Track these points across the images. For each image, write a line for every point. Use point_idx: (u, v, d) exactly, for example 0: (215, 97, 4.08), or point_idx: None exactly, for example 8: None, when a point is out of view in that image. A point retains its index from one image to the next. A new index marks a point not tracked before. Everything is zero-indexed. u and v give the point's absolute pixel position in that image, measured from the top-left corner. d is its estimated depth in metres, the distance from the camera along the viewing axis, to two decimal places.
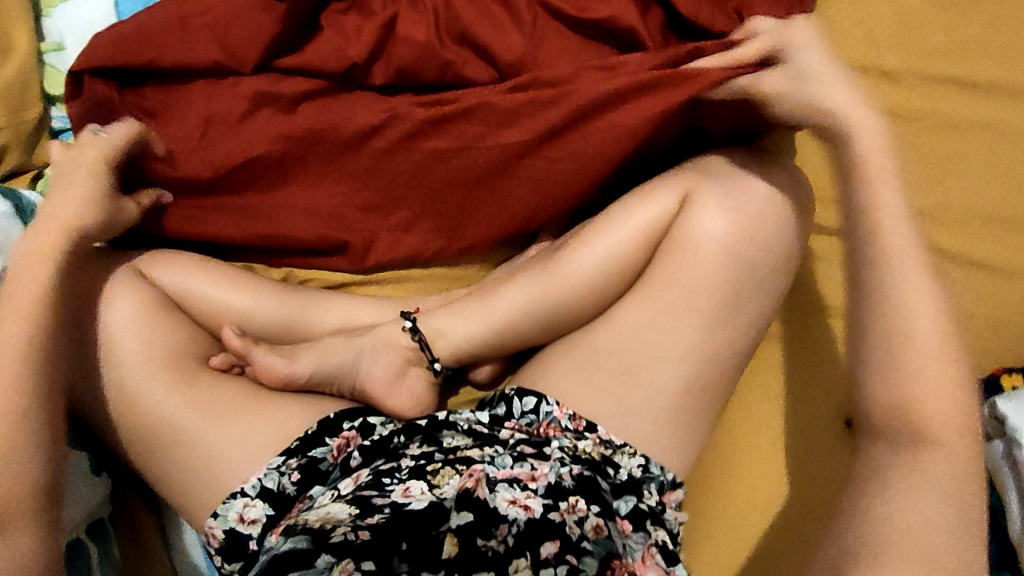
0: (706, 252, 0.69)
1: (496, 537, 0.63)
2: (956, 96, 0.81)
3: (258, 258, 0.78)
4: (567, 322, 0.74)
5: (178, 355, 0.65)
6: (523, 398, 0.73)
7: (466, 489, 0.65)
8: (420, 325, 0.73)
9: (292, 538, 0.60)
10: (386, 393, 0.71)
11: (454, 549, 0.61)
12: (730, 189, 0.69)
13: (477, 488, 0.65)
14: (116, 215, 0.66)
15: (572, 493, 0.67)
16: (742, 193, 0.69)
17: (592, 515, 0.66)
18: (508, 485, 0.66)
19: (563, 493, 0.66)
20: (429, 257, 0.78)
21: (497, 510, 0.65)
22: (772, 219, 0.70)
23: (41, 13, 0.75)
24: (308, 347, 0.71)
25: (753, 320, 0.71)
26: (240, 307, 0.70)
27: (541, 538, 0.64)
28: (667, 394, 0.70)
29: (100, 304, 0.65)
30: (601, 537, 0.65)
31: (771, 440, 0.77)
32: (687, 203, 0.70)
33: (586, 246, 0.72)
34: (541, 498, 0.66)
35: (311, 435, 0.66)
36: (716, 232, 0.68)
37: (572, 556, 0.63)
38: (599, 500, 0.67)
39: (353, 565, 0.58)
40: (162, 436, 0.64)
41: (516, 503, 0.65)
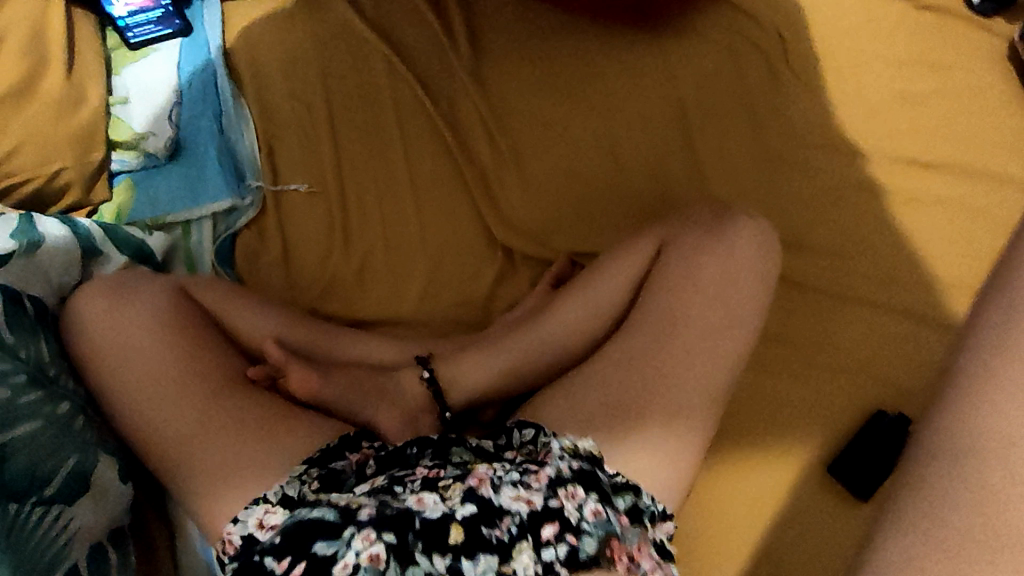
0: (684, 294, 0.74)
1: (501, 527, 0.61)
2: (931, 180, 0.87)
3: (284, 291, 0.84)
4: (560, 367, 0.79)
5: (217, 368, 0.70)
6: (523, 430, 0.71)
7: (471, 487, 0.63)
8: (436, 374, 0.77)
9: (318, 509, 0.61)
10: (400, 435, 0.73)
11: (460, 535, 0.60)
12: (699, 231, 0.77)
13: (481, 486, 0.63)
14: None
15: (573, 482, 0.65)
16: (711, 231, 0.77)
17: (592, 501, 0.64)
18: (511, 483, 0.64)
19: (563, 482, 0.64)
20: (443, 297, 0.85)
21: (499, 504, 0.62)
22: (744, 259, 0.75)
23: (112, 73, 0.86)
24: (338, 372, 0.74)
25: (735, 357, 0.74)
26: (269, 327, 0.77)
27: (541, 520, 0.62)
28: (657, 435, 0.71)
29: (144, 321, 0.70)
30: (601, 520, 0.63)
31: (774, 485, 0.77)
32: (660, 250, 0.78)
33: (576, 290, 0.79)
34: (543, 489, 0.63)
35: (331, 448, 0.68)
36: (694, 272, 0.75)
37: (572, 536, 0.62)
38: (599, 488, 0.65)
39: (375, 534, 0.59)
40: (183, 448, 0.67)
41: (520, 497, 0.63)
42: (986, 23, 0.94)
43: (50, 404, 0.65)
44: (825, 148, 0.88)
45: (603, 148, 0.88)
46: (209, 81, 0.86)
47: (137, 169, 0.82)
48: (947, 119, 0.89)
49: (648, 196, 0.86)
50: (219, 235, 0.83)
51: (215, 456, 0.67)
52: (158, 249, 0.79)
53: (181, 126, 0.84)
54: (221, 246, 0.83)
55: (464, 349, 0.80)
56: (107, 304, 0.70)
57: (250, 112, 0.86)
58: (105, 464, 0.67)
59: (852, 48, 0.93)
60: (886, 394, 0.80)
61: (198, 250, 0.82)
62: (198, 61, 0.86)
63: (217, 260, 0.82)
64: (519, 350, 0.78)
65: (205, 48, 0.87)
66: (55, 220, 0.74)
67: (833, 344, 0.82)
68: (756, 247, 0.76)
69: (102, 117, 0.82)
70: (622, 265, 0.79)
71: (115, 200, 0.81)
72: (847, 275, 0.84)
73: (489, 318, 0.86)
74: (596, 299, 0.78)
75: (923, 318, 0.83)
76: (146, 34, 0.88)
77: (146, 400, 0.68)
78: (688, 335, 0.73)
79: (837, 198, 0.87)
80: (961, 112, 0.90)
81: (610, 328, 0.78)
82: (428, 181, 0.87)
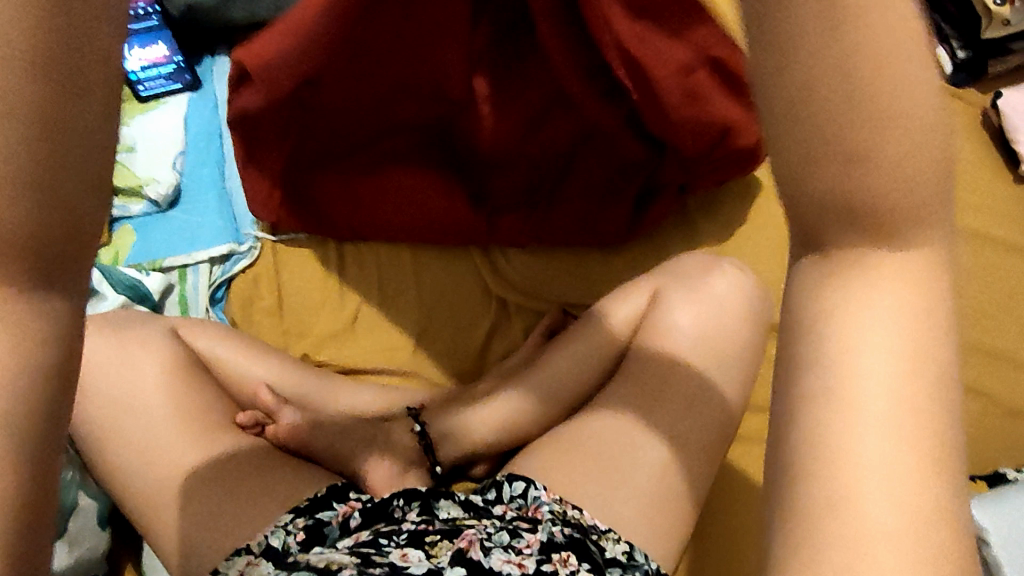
0: (674, 339, 0.75)
1: None
2: None
3: (274, 337, 0.84)
4: (555, 416, 0.78)
5: (204, 412, 0.70)
6: (512, 484, 0.70)
7: (459, 549, 0.60)
8: (429, 428, 0.76)
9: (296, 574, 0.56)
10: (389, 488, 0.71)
11: None
12: (692, 287, 0.78)
13: (470, 549, 0.61)
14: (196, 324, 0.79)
15: (565, 548, 0.63)
16: (704, 290, 0.77)
17: (584, 571, 0.61)
18: (501, 548, 0.62)
19: (555, 547, 0.63)
20: (430, 348, 0.85)
21: (489, 567, 0.60)
22: (734, 312, 0.76)
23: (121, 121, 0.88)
24: (332, 421, 0.75)
25: (728, 406, 0.73)
26: (259, 375, 0.77)
27: None
28: (652, 488, 0.68)
29: (133, 359, 0.70)
30: None
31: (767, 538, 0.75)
32: (656, 299, 0.79)
33: (568, 343, 0.79)
34: (534, 556, 0.62)
35: (319, 498, 0.66)
36: (684, 321, 0.76)
37: None
38: (591, 559, 0.63)
39: None
40: (165, 492, 0.65)
41: (511, 561, 0.61)
42: (959, 91, 0.95)
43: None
44: None
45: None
46: (214, 135, 0.90)
47: (138, 216, 0.85)
48: None
49: (634, 249, 0.89)
50: (214, 281, 0.84)
51: (192, 503, 0.64)
52: (155, 291, 0.81)
53: (184, 175, 0.88)
54: (215, 292, 0.85)
55: (453, 401, 0.79)
56: (101, 343, 0.70)
57: None
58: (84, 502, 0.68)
59: None
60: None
61: (193, 296, 0.83)
62: (204, 115, 0.90)
63: (209, 304, 0.84)
64: (514, 402, 0.77)
65: (212, 105, 0.90)
66: None
67: None
68: (745, 301, 0.77)
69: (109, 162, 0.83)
70: (617, 317, 0.79)
71: (114, 243, 0.84)
72: None
73: (481, 369, 0.85)
74: (586, 352, 0.78)
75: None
76: (156, 87, 0.89)
77: (127, 443, 0.66)
78: (683, 385, 0.72)
79: None
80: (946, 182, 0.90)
81: (602, 381, 0.78)
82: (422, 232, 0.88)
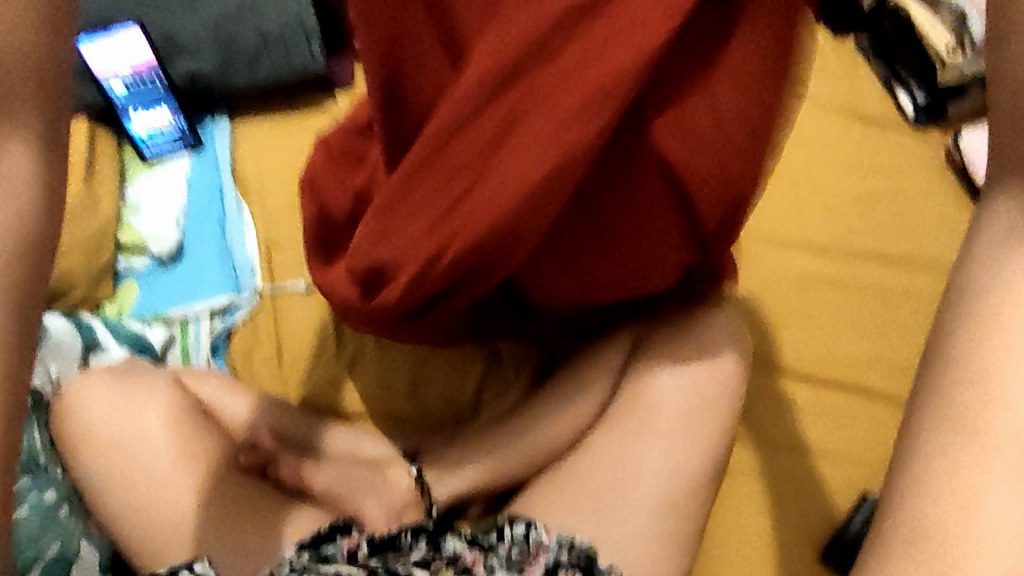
0: (654, 379, 0.77)
1: None
2: (894, 273, 0.90)
3: (274, 383, 0.86)
4: (551, 455, 0.79)
5: (209, 458, 0.72)
6: (512, 526, 0.71)
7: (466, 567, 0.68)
8: (424, 471, 0.78)
9: None
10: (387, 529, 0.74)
11: None
12: (677, 329, 0.79)
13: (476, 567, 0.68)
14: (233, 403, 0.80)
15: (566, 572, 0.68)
16: (689, 330, 0.79)
17: None
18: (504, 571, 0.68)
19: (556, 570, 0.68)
20: (423, 390, 0.87)
21: None
22: (717, 351, 0.78)
23: (126, 181, 0.93)
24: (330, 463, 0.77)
25: (711, 440, 0.76)
26: (260, 421, 0.79)
27: None
28: (642, 526, 0.72)
29: (138, 408, 0.72)
30: None
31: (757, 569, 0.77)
32: (638, 345, 0.81)
33: (560, 384, 0.81)
34: None
35: (323, 533, 0.70)
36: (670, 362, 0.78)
37: None
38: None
39: None
40: (174, 536, 0.68)
41: None
42: (925, 131, 0.99)
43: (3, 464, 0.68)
44: (784, 242, 0.92)
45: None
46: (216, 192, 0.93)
47: (141, 271, 0.89)
48: (904, 219, 0.93)
49: None
50: (215, 332, 0.87)
51: (201, 544, 0.68)
52: (157, 342, 0.84)
53: (187, 232, 0.91)
54: (216, 342, 0.86)
55: (450, 445, 0.81)
56: (108, 392, 0.73)
57: (251, 216, 0.92)
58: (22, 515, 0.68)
59: (806, 153, 0.97)
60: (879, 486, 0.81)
61: (195, 346, 0.86)
62: (206, 173, 0.94)
63: (210, 352, 0.86)
64: (505, 441, 0.79)
65: (213, 165, 0.94)
66: (62, 318, 0.79)
67: (823, 431, 0.83)
68: (731, 340, 0.79)
69: (113, 221, 0.88)
70: (607, 360, 0.81)
71: (118, 298, 0.88)
72: (828, 359, 0.86)
73: (477, 410, 0.87)
74: (578, 392, 0.80)
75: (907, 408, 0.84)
76: (160, 149, 0.94)
77: (132, 490, 0.69)
78: (668, 419, 0.75)
79: (808, 294, 0.90)
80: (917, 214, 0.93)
81: (593, 418, 0.80)
82: None
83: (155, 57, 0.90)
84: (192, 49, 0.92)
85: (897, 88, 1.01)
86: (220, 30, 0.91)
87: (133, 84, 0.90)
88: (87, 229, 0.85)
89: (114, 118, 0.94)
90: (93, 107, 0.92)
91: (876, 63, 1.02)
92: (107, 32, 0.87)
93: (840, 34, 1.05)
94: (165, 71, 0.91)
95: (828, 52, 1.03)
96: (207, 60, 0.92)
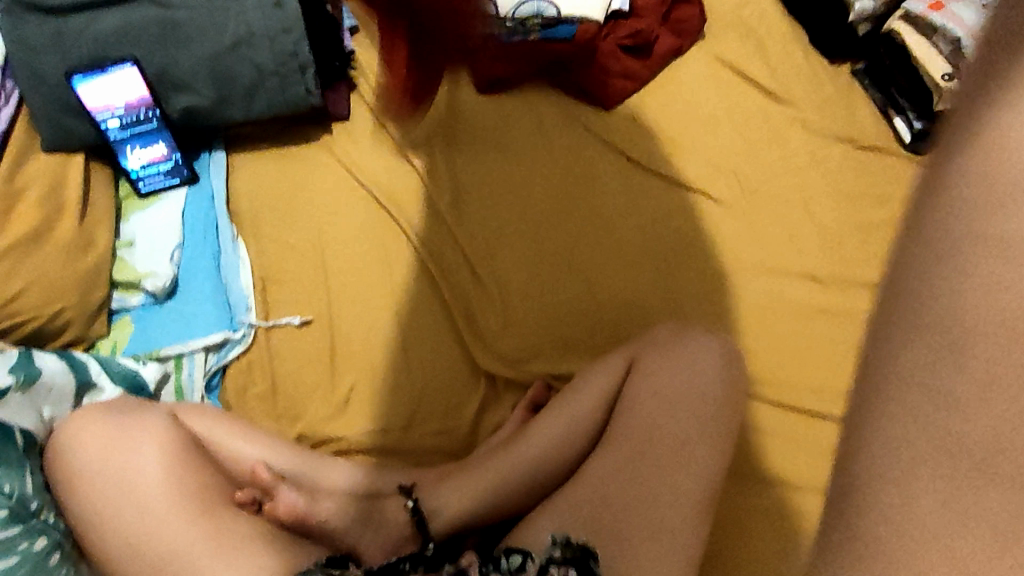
0: (643, 405, 0.78)
1: None
2: None
3: (270, 419, 0.86)
4: (546, 487, 0.79)
5: (204, 493, 0.72)
6: (510, 557, 0.69)
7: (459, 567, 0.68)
8: (420, 504, 0.77)
9: None
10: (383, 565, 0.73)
11: None
12: (667, 353, 0.80)
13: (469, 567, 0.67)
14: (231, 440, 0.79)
15: (561, 565, 0.67)
16: (679, 354, 0.80)
17: None
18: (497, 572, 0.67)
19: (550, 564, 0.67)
20: (419, 421, 0.86)
21: None
22: (710, 375, 0.78)
23: (122, 218, 0.93)
24: (326, 496, 0.76)
25: (708, 469, 0.75)
26: (256, 455, 0.79)
27: None
28: (642, 555, 0.71)
29: (131, 445, 0.72)
30: None
31: None
32: (632, 367, 0.81)
33: (554, 412, 0.80)
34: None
35: (318, 568, 0.67)
36: (656, 385, 0.78)
37: None
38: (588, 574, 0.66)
39: None
40: (171, 572, 0.68)
41: None
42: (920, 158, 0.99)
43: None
44: (779, 270, 0.92)
45: (560, 173, 0.97)
46: (210, 225, 0.93)
47: (136, 307, 0.90)
48: None
49: (617, 312, 0.90)
50: (209, 369, 0.86)
51: None
52: (151, 381, 0.84)
53: (182, 266, 0.91)
54: (210, 380, 0.87)
55: (448, 476, 0.80)
56: (102, 429, 0.73)
57: (246, 249, 0.93)
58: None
59: (799, 182, 0.97)
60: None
61: (189, 384, 0.86)
62: (201, 207, 0.94)
63: (205, 389, 0.86)
64: (501, 471, 0.78)
65: (208, 198, 0.94)
66: (53, 355, 0.79)
67: (822, 464, 0.82)
68: (725, 366, 0.79)
69: (108, 258, 0.88)
70: (599, 387, 0.81)
71: (113, 335, 0.88)
72: (825, 388, 0.86)
73: (474, 442, 0.87)
74: (570, 419, 0.80)
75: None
76: (155, 183, 0.94)
77: (126, 528, 0.69)
78: (664, 449, 0.75)
79: (803, 324, 0.90)
80: None
81: (588, 448, 0.80)
82: (412, 308, 0.90)
83: (150, 94, 0.89)
84: (188, 85, 0.91)
85: (892, 114, 1.01)
86: (217, 65, 0.91)
87: (127, 120, 0.89)
88: (81, 265, 0.85)
89: (109, 153, 0.94)
90: (88, 144, 0.91)
91: (872, 91, 1.03)
92: (100, 71, 0.87)
93: (836, 62, 1.07)
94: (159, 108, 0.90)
95: (822, 80, 1.04)
96: (204, 96, 0.92)
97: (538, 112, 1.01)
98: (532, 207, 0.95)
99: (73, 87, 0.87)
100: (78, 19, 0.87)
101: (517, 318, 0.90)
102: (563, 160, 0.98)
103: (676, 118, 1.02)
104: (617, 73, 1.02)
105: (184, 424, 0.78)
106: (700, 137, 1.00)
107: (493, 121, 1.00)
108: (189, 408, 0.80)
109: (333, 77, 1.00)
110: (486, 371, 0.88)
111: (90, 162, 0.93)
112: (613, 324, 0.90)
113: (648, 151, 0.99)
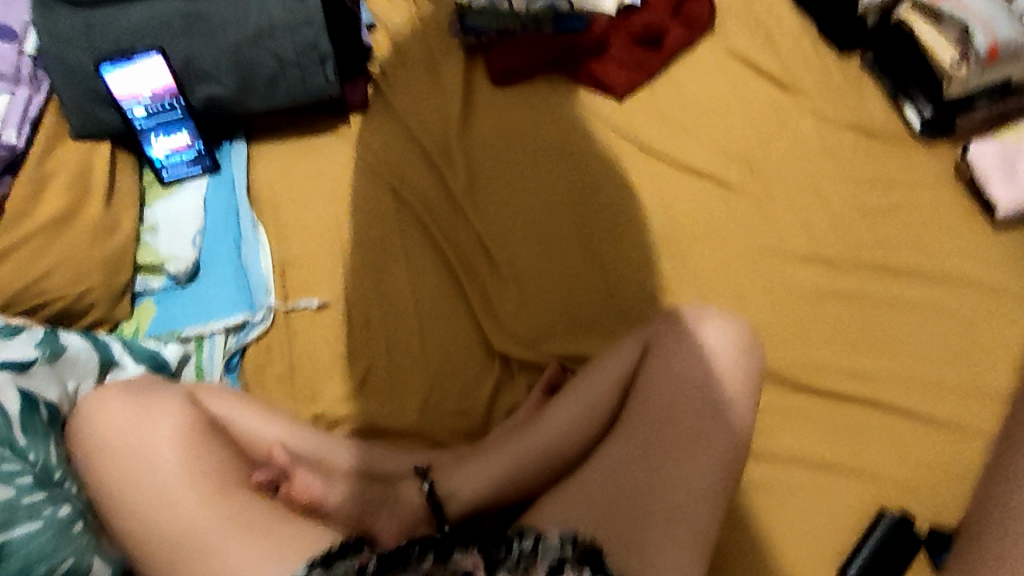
0: (659, 389, 0.77)
1: None
2: (906, 285, 0.89)
3: (287, 400, 0.87)
4: (560, 469, 0.79)
5: (221, 472, 0.73)
6: (521, 540, 0.69)
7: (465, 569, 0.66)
8: (436, 487, 0.77)
9: None
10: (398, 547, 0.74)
11: None
12: (682, 338, 0.79)
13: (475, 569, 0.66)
14: (247, 421, 0.80)
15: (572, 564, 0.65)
16: (694, 338, 0.79)
17: None
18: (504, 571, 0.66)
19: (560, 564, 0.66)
20: (433, 404, 0.87)
21: None
22: (726, 359, 0.78)
23: (146, 205, 0.95)
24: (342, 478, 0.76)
25: (724, 453, 0.74)
26: (273, 436, 0.80)
27: None
28: (656, 536, 0.71)
29: (149, 423, 0.73)
30: None
31: None
32: (649, 351, 0.80)
33: (567, 396, 0.80)
34: None
35: (333, 552, 0.67)
36: (672, 369, 0.78)
37: None
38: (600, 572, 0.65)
39: None
40: (188, 549, 0.69)
41: None
42: (933, 145, 0.99)
43: (9, 479, 0.69)
44: (794, 257, 0.92)
45: (569, 160, 0.98)
46: (231, 212, 0.95)
47: (159, 290, 0.92)
48: (916, 231, 0.92)
49: (631, 296, 0.90)
50: (229, 349, 0.88)
51: (212, 559, 0.68)
52: (172, 359, 0.85)
53: (203, 250, 0.93)
54: (230, 360, 0.88)
55: (464, 459, 0.81)
56: (123, 406, 0.74)
57: (266, 236, 0.95)
58: (16, 537, 0.67)
59: (813, 169, 0.97)
60: (899, 502, 0.79)
61: (209, 364, 0.87)
62: (222, 195, 0.96)
63: (224, 369, 0.87)
64: (515, 454, 0.78)
65: (229, 186, 0.96)
66: (78, 333, 0.81)
67: (836, 447, 0.82)
68: (739, 349, 0.79)
69: (132, 242, 0.90)
70: (614, 370, 0.80)
71: (136, 316, 0.90)
72: (841, 372, 0.85)
73: (489, 425, 0.87)
74: (585, 402, 0.79)
75: (924, 421, 0.82)
76: (178, 172, 0.96)
77: (145, 503, 0.70)
78: (678, 431, 0.75)
79: (819, 308, 0.89)
80: (928, 226, 0.93)
81: (603, 430, 0.80)
82: (427, 293, 0.91)
83: (175, 83, 0.91)
84: (213, 76, 0.93)
85: (903, 103, 1.00)
86: (238, 55, 0.93)
87: (153, 109, 0.91)
88: (106, 247, 0.87)
89: (134, 142, 0.96)
90: (115, 133, 0.94)
91: (882, 80, 1.02)
92: (128, 60, 0.88)
93: (845, 54, 1.06)
94: (184, 97, 0.91)
95: (834, 70, 1.04)
96: (227, 86, 0.94)
97: (552, 100, 1.02)
98: (547, 193, 0.96)
99: (102, 76, 0.89)
100: (105, 11, 0.90)
101: (532, 302, 0.90)
102: (571, 149, 0.99)
103: (688, 108, 1.02)
104: (629, 63, 1.02)
105: (204, 404, 0.79)
106: (712, 126, 1.01)
107: (507, 109, 1.01)
108: (208, 389, 0.81)
109: (352, 70, 1.02)
110: (502, 353, 0.89)
111: (116, 150, 0.95)
112: (627, 309, 0.90)
113: (660, 139, 0.99)
